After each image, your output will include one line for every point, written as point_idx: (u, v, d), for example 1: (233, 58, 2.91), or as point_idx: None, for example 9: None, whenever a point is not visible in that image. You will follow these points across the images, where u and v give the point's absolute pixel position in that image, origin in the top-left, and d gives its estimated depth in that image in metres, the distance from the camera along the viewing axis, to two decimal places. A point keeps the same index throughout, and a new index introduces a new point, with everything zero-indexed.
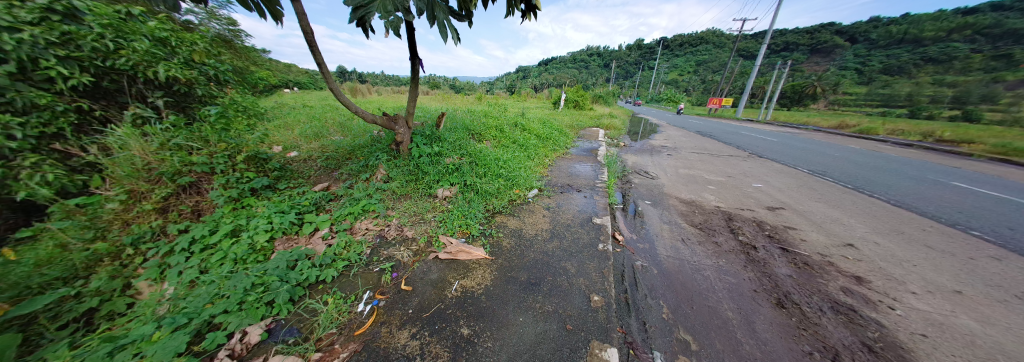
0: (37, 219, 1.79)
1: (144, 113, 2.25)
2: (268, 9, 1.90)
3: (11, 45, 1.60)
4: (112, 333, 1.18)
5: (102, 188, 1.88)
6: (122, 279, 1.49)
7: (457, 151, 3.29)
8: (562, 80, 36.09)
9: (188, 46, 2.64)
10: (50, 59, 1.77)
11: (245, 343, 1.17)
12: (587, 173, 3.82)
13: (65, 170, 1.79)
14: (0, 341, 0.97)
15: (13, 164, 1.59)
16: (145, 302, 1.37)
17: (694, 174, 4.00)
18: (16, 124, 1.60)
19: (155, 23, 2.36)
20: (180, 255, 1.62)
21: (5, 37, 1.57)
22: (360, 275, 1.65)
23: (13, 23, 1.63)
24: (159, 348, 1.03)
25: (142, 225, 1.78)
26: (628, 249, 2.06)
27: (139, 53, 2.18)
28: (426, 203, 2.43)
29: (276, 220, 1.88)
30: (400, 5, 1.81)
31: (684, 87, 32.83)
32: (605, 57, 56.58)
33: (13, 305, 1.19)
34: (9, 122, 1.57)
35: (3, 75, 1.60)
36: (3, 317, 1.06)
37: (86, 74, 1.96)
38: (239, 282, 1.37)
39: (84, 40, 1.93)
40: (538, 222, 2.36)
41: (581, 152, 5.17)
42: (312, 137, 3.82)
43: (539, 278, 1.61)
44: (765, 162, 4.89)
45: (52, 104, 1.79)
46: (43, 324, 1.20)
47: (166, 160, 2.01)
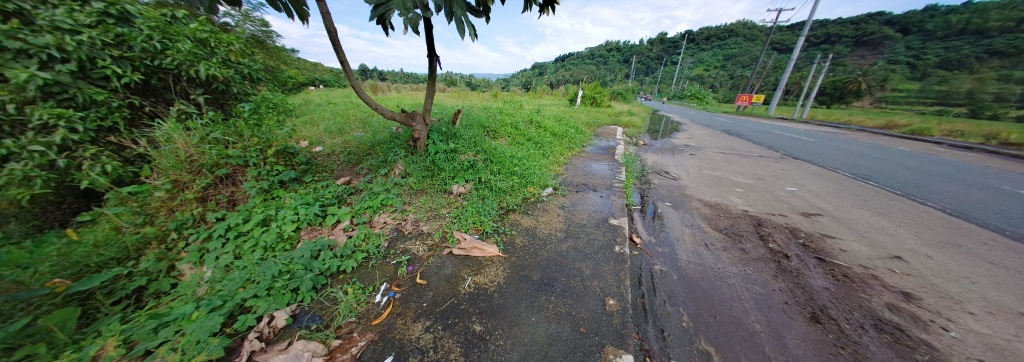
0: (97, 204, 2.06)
1: (187, 109, 2.43)
2: (295, 9, 1.99)
3: (71, 46, 1.82)
4: (158, 311, 1.31)
5: (150, 178, 2.06)
6: (167, 262, 1.64)
7: (472, 148, 3.31)
8: (579, 76, 35.39)
9: (225, 46, 2.81)
10: (106, 59, 1.97)
11: (272, 326, 1.25)
12: (604, 173, 3.73)
13: (119, 161, 2.00)
14: (62, 314, 1.11)
15: (76, 155, 1.81)
16: (187, 283, 1.49)
17: (718, 176, 3.79)
18: (77, 118, 1.82)
19: (196, 25, 2.54)
20: (217, 241, 1.75)
21: (66, 39, 1.80)
22: (377, 266, 1.70)
23: (74, 26, 1.87)
24: (197, 327, 1.12)
25: (185, 213, 1.94)
26: (647, 252, 1.99)
27: (183, 54, 2.35)
28: (441, 199, 2.47)
29: (302, 212, 1.98)
30: (419, 2, 1.82)
31: (710, 83, 31.15)
32: (624, 52, 54.78)
33: (73, 282, 1.37)
34: (71, 116, 1.79)
35: (66, 74, 1.82)
36: (64, 293, 1.16)
37: (137, 72, 2.16)
38: (268, 269, 1.46)
39: (135, 41, 2.13)
40: (552, 221, 2.33)
41: (598, 150, 5.04)
42: (335, 133, 3.99)
43: (552, 278, 1.59)
44: (800, 164, 4.54)
45: (108, 101, 2.00)
46: (99, 300, 1.35)
47: (205, 153, 2.15)
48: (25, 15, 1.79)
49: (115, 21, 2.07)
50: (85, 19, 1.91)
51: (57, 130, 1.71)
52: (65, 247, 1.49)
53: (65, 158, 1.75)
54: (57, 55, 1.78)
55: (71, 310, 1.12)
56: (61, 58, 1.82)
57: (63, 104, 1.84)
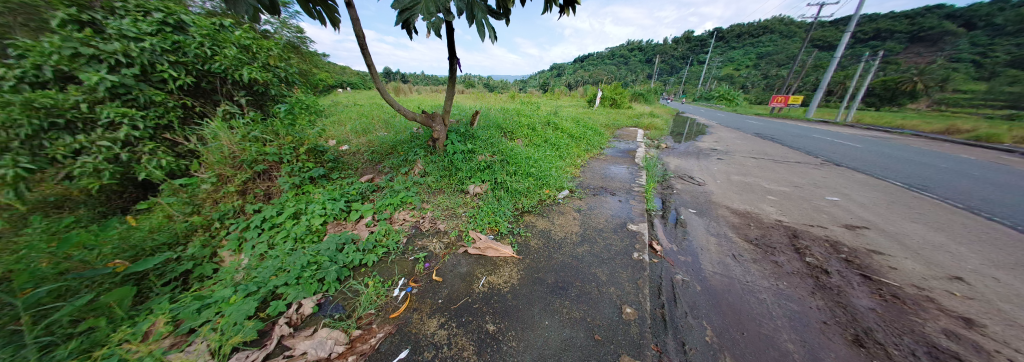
0: (153, 194, 2.39)
1: (230, 109, 2.65)
2: (328, 17, 2.12)
3: (135, 52, 2.09)
4: (201, 293, 1.44)
5: (198, 172, 2.28)
6: (210, 249, 1.80)
7: (489, 149, 3.35)
8: (598, 77, 34.71)
9: (266, 51, 3.04)
10: (163, 63, 2.23)
11: (300, 313, 1.33)
12: (623, 176, 3.63)
13: (173, 156, 2.25)
14: (121, 291, 1.25)
15: (137, 149, 2.09)
16: (227, 269, 1.63)
17: (748, 182, 3.55)
18: (138, 117, 2.09)
19: (241, 32, 2.77)
20: (254, 231, 1.90)
21: (130, 46, 2.06)
22: (396, 262, 1.77)
23: (138, 34, 2.14)
24: (235, 309, 1.23)
25: (227, 204, 2.12)
26: (668, 260, 1.91)
27: (229, 59, 2.57)
28: (458, 199, 2.52)
29: (329, 207, 2.10)
30: (442, 5, 1.87)
31: (740, 83, 29.34)
32: (647, 52, 53.00)
33: (130, 262, 1.58)
34: (134, 115, 2.06)
35: (130, 77, 2.09)
36: (124, 272, 1.29)
37: (190, 76, 2.40)
38: (298, 259, 1.56)
39: (189, 48, 2.38)
40: (567, 224, 2.30)
41: (617, 152, 4.92)
42: (361, 132, 4.19)
43: (566, 282, 1.57)
44: (843, 172, 4.16)
45: (164, 101, 2.27)
46: (153, 280, 1.52)
47: (246, 150, 2.34)
48: (97, 25, 2.14)
49: (172, 29, 2.33)
50: (146, 28, 2.18)
51: (121, 128, 1.99)
52: (126, 231, 1.72)
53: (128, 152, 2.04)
54: (123, 60, 2.05)
55: (129, 289, 1.26)
56: (127, 62, 2.09)
57: (128, 104, 2.12)
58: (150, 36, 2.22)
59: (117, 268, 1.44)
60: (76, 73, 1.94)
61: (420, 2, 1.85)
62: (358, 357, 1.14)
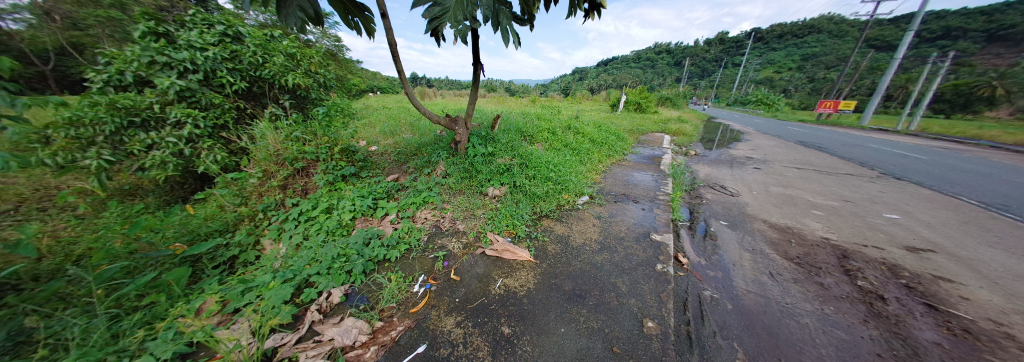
0: (208, 185, 2.81)
1: (276, 111, 2.91)
2: (365, 27, 2.29)
3: (200, 60, 2.38)
4: (246, 277, 1.59)
5: (247, 167, 2.53)
6: (254, 237, 1.99)
7: (509, 152, 3.38)
8: (622, 81, 33.82)
9: (308, 59, 3.33)
10: (222, 70, 2.52)
11: (329, 301, 1.43)
12: (647, 183, 3.49)
13: (226, 153, 2.54)
14: (177, 272, 1.42)
15: (196, 146, 2.40)
16: (268, 257, 1.78)
17: (789, 195, 3.27)
18: (199, 117, 2.38)
19: (288, 42, 3.06)
20: (292, 223, 2.07)
21: (196, 55, 2.36)
22: (418, 259, 1.83)
23: (204, 45, 2.45)
24: (274, 294, 1.35)
25: (270, 198, 2.32)
26: (695, 274, 1.80)
27: (278, 66, 2.84)
28: (477, 200, 2.56)
29: (358, 203, 2.23)
30: (469, 14, 1.96)
31: (780, 87, 27.17)
32: (676, 55, 50.87)
33: (186, 245, 1.82)
34: (196, 115, 2.34)
35: (195, 82, 2.40)
36: (183, 254, 1.46)
37: (244, 81, 2.68)
38: (329, 250, 1.68)
39: (245, 56, 2.67)
40: (586, 230, 2.25)
41: (640, 159, 4.75)
42: (388, 134, 4.43)
43: (584, 290, 1.54)
44: (904, 186, 3.69)
45: (222, 104, 2.56)
46: (205, 263, 1.72)
47: (288, 149, 2.55)
48: (169, 36, 2.48)
49: (231, 40, 2.63)
50: (210, 39, 2.49)
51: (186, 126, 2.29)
52: (186, 219, 2.01)
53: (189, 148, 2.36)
54: (190, 68, 2.35)
55: (185, 270, 1.43)
56: (193, 69, 2.40)
57: (193, 105, 2.42)
58: (213, 46, 2.52)
59: (176, 251, 1.68)
60: (153, 78, 2.26)
61: (448, 10, 1.94)
62: (380, 348, 1.19)
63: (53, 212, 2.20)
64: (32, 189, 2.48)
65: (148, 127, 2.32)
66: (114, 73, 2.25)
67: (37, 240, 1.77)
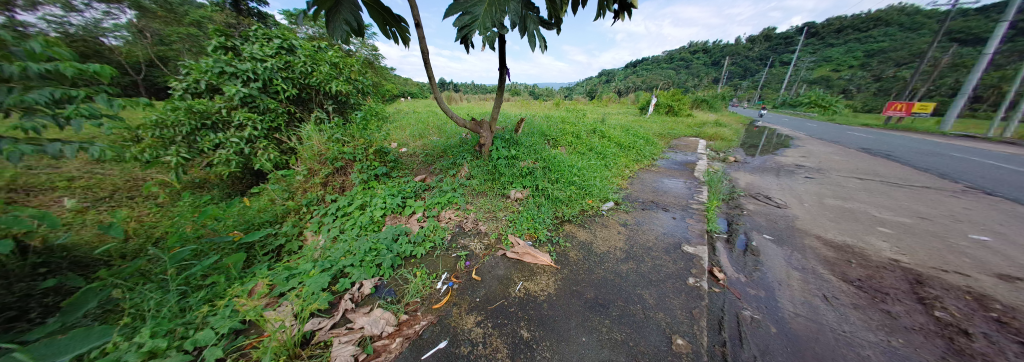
0: (262, 180, 3.18)
1: (320, 115, 3.21)
2: (400, 36, 2.44)
3: (260, 70, 2.71)
4: (291, 264, 1.76)
5: (295, 165, 2.81)
6: (299, 229, 2.20)
7: (532, 155, 3.38)
8: (652, 83, 32.33)
9: (350, 67, 3.63)
10: (278, 78, 2.84)
11: (360, 292, 1.53)
12: (678, 191, 3.29)
13: (278, 152, 2.84)
14: (235, 256, 1.62)
15: (254, 146, 2.72)
16: (309, 247, 1.96)
17: (848, 208, 2.89)
18: (257, 120, 2.69)
19: (333, 52, 3.36)
20: (330, 217, 2.25)
21: (257, 66, 2.68)
22: (441, 256, 1.90)
23: (264, 57, 2.78)
24: (314, 281, 1.48)
25: (313, 193, 2.56)
26: (732, 292, 1.66)
27: (323, 74, 3.14)
28: (499, 202, 2.59)
29: (388, 201, 2.36)
30: (497, 20, 2.01)
31: (840, 87, 24.17)
32: (713, 55, 47.58)
33: (243, 233, 2.08)
34: (254, 118, 2.66)
35: (255, 90, 2.72)
36: (240, 241, 1.65)
37: (295, 88, 2.99)
38: (362, 244, 1.81)
39: (297, 66, 2.98)
40: (611, 238, 2.18)
41: (671, 164, 4.50)
42: (417, 136, 4.65)
43: (607, 299, 1.48)
44: (1005, 204, 3.09)
45: (276, 108, 2.88)
46: (258, 251, 1.94)
47: (330, 149, 2.79)
48: (236, 49, 2.85)
49: (286, 52, 2.96)
50: (269, 51, 2.81)
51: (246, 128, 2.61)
52: (244, 210, 2.28)
53: (246, 147, 2.67)
54: (252, 77, 2.68)
55: (241, 255, 1.63)
56: (255, 78, 2.73)
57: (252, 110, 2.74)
58: (270, 57, 2.84)
59: (235, 238, 1.93)
60: (222, 86, 2.61)
61: (477, 18, 2.00)
62: (404, 340, 1.25)
63: (140, 200, 2.61)
64: (126, 180, 2.95)
65: (216, 129, 2.67)
66: (192, 82, 2.62)
67: (127, 223, 2.12)
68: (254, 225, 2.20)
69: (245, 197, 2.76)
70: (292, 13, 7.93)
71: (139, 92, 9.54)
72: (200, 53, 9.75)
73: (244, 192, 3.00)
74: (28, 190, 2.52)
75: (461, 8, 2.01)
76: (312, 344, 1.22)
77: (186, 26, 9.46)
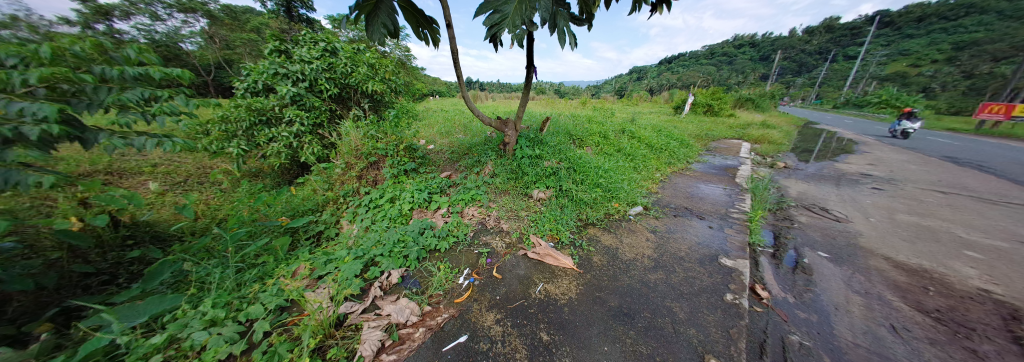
0: (306, 172, 3.48)
1: (358, 113, 3.44)
2: (432, 37, 2.52)
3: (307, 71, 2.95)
4: (328, 250, 1.91)
5: (335, 159, 3.04)
6: (336, 218, 2.38)
7: (557, 155, 3.32)
8: (688, 81, 30.21)
9: (384, 67, 3.82)
10: (322, 78, 3.08)
11: (388, 281, 1.61)
12: (715, 198, 3.05)
13: (320, 146, 3.09)
14: (283, 240, 1.80)
15: (300, 141, 2.98)
16: (345, 235, 2.11)
17: (928, 226, 2.47)
18: (303, 117, 2.94)
19: (370, 54, 3.57)
20: (364, 208, 2.40)
21: (305, 67, 2.93)
22: (463, 252, 1.94)
23: (311, 59, 3.03)
24: (348, 268, 1.59)
25: (349, 186, 2.74)
26: (778, 313, 1.50)
27: (361, 74, 3.34)
28: (522, 202, 2.58)
29: (416, 196, 2.46)
30: (527, 18, 2.00)
31: (923, 84, 20.68)
32: (762, 49, 43.20)
33: (290, 220, 2.30)
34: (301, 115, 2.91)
35: (303, 89, 2.98)
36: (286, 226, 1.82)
37: (336, 87, 3.22)
38: (392, 236, 1.91)
39: (338, 67, 3.20)
40: (638, 244, 2.07)
41: (708, 169, 4.18)
42: (444, 134, 4.79)
43: (632, 309, 1.41)
44: None
45: (320, 106, 3.13)
46: (302, 237, 2.14)
47: (365, 144, 2.97)
48: (288, 52, 3.13)
49: (330, 54, 3.19)
50: (315, 53, 3.06)
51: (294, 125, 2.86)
52: (290, 199, 2.51)
53: (294, 141, 2.94)
54: (301, 78, 2.94)
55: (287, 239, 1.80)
56: (303, 79, 2.99)
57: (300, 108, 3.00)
58: (316, 60, 3.09)
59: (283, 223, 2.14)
60: (276, 86, 2.90)
61: (507, 17, 2.01)
62: (427, 330, 1.30)
63: (208, 186, 2.99)
64: (197, 167, 3.39)
65: (270, 124, 2.97)
66: (252, 83, 2.94)
67: (198, 205, 2.44)
68: (299, 212, 2.43)
69: (291, 186, 3.04)
70: (336, 18, 8.56)
71: (210, 92, 10.93)
72: (259, 56, 10.92)
73: (291, 182, 3.31)
74: (125, 174, 3.00)
75: (492, 7, 2.02)
76: (345, 326, 1.31)
77: (247, 32, 10.62)
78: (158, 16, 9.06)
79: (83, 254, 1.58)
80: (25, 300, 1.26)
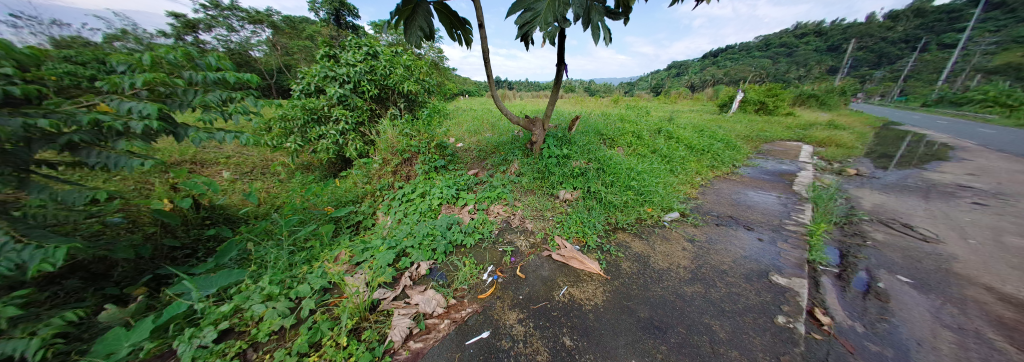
0: (348, 166, 3.79)
1: (394, 112, 3.65)
2: (465, 38, 2.58)
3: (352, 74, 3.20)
4: (365, 239, 2.06)
5: (373, 154, 3.27)
6: (372, 209, 2.56)
7: (585, 155, 3.20)
8: (737, 76, 27.36)
9: (419, 68, 4.00)
10: (364, 79, 3.31)
11: (417, 272, 1.69)
12: (766, 207, 2.72)
13: (361, 142, 3.33)
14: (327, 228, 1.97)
15: (343, 138, 3.25)
16: (380, 226, 2.26)
17: None
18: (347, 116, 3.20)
19: (407, 55, 3.76)
20: (397, 202, 2.55)
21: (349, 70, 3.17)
22: (488, 249, 1.97)
23: (355, 62, 3.28)
24: (382, 257, 1.70)
25: (384, 180, 2.93)
26: (842, 342, 1.29)
27: (398, 75, 3.53)
28: (548, 202, 2.54)
29: (445, 192, 2.54)
30: (559, 14, 1.96)
31: None
32: (831, 38, 37.58)
33: (333, 209, 2.53)
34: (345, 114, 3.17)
35: (347, 90, 3.24)
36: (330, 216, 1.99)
37: (376, 87, 3.44)
38: (422, 229, 2.00)
39: (379, 68, 3.42)
40: (672, 253, 1.93)
41: (759, 174, 3.75)
42: (473, 133, 4.90)
43: (664, 323, 1.32)
44: None
45: (362, 106, 3.37)
46: (343, 226, 2.34)
47: (399, 141, 3.14)
48: (336, 57, 3.42)
49: (371, 57, 3.43)
50: (359, 57, 3.29)
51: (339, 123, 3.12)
52: (335, 190, 2.76)
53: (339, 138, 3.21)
54: (346, 80, 3.19)
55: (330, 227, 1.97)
56: (348, 81, 3.24)
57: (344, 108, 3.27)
58: (359, 62, 3.33)
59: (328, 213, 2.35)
60: (326, 88, 3.20)
61: (538, 15, 1.98)
62: (451, 323, 1.34)
63: (268, 176, 3.39)
64: (261, 160, 3.87)
65: (320, 122, 3.29)
66: (306, 85, 3.26)
67: (260, 193, 2.79)
68: (341, 202, 2.65)
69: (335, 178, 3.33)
70: (377, 24, 9.17)
71: (272, 93, 12.37)
72: (311, 60, 12.11)
73: (335, 175, 3.63)
74: (206, 164, 3.52)
75: (524, 6, 2.02)
76: (377, 311, 1.40)
77: (303, 40, 11.82)
78: (233, 28, 10.45)
79: (173, 230, 1.92)
80: (129, 265, 1.58)
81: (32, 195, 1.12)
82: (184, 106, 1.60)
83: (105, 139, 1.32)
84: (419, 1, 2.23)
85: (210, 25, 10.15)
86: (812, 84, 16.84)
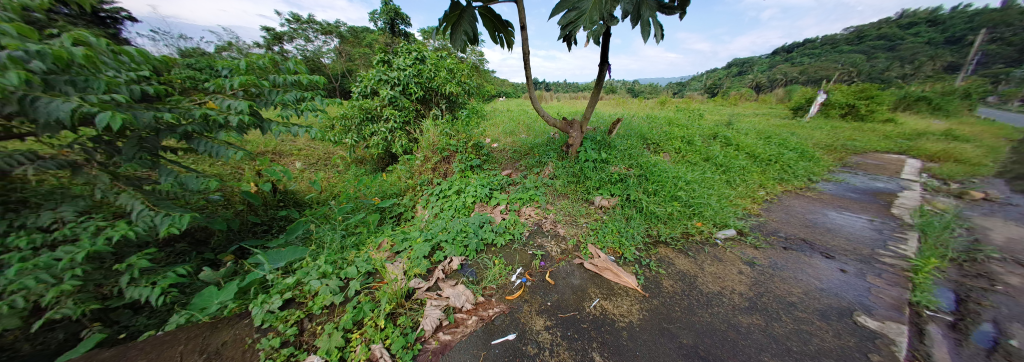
0: (393, 161, 4.11)
1: (436, 113, 3.86)
2: (507, 39, 2.61)
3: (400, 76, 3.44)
4: (405, 230, 2.20)
5: (415, 151, 3.50)
6: (412, 203, 2.73)
7: (626, 161, 3.01)
8: (816, 74, 23.37)
9: (462, 70, 4.16)
10: (411, 81, 3.54)
11: (448, 267, 1.76)
12: (853, 232, 2.26)
13: (406, 140, 3.59)
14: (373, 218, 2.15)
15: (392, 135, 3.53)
16: (418, 219, 2.40)
17: None
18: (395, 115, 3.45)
19: (451, 58, 3.94)
20: (435, 197, 2.68)
21: (399, 73, 3.42)
22: (518, 251, 1.96)
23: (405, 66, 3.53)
24: (419, 249, 1.81)
25: (424, 176, 3.10)
26: None
27: (441, 77, 3.71)
28: (582, 208, 2.44)
29: (479, 191, 2.60)
30: (606, 11, 1.88)
31: None
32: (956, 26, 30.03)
33: (379, 200, 2.76)
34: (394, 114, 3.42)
35: (397, 90, 3.49)
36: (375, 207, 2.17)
37: (421, 89, 3.66)
38: (456, 226, 2.07)
39: (425, 71, 3.63)
40: (724, 275, 1.72)
41: (843, 190, 3.15)
42: (509, 134, 4.95)
43: (709, 354, 1.17)
44: None
45: (408, 106, 3.62)
46: (387, 217, 2.54)
47: (439, 140, 3.31)
48: (389, 62, 3.72)
49: (419, 60, 3.66)
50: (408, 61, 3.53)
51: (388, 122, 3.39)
52: (382, 183, 3.02)
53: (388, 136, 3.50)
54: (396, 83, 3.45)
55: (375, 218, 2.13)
56: (397, 83, 3.50)
57: (394, 108, 3.54)
58: (409, 65, 3.57)
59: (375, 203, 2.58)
60: (379, 89, 3.51)
61: (583, 13, 1.92)
62: (479, 320, 1.36)
63: (328, 167, 3.84)
64: (323, 153, 4.39)
65: (372, 121, 3.62)
66: (363, 87, 3.62)
67: (321, 182, 3.16)
68: (386, 194, 2.88)
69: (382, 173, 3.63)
70: (427, 31, 9.85)
71: (336, 95, 14.00)
72: (369, 66, 13.44)
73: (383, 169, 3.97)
74: (282, 155, 4.11)
75: (568, 5, 1.98)
76: (412, 299, 1.48)
77: (363, 47, 13.19)
78: (310, 38, 12.10)
79: (256, 209, 2.29)
80: (223, 236, 1.92)
81: (162, 177, 1.44)
82: (269, 104, 1.87)
83: (210, 130, 1.60)
84: (465, 6, 2.32)
85: (292, 36, 11.92)
86: (925, 84, 13.52)
